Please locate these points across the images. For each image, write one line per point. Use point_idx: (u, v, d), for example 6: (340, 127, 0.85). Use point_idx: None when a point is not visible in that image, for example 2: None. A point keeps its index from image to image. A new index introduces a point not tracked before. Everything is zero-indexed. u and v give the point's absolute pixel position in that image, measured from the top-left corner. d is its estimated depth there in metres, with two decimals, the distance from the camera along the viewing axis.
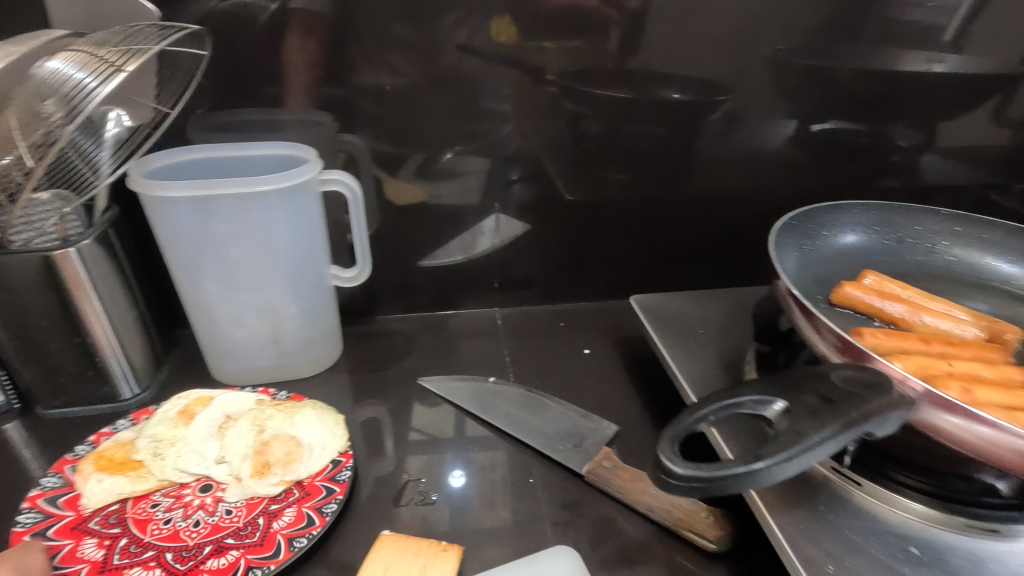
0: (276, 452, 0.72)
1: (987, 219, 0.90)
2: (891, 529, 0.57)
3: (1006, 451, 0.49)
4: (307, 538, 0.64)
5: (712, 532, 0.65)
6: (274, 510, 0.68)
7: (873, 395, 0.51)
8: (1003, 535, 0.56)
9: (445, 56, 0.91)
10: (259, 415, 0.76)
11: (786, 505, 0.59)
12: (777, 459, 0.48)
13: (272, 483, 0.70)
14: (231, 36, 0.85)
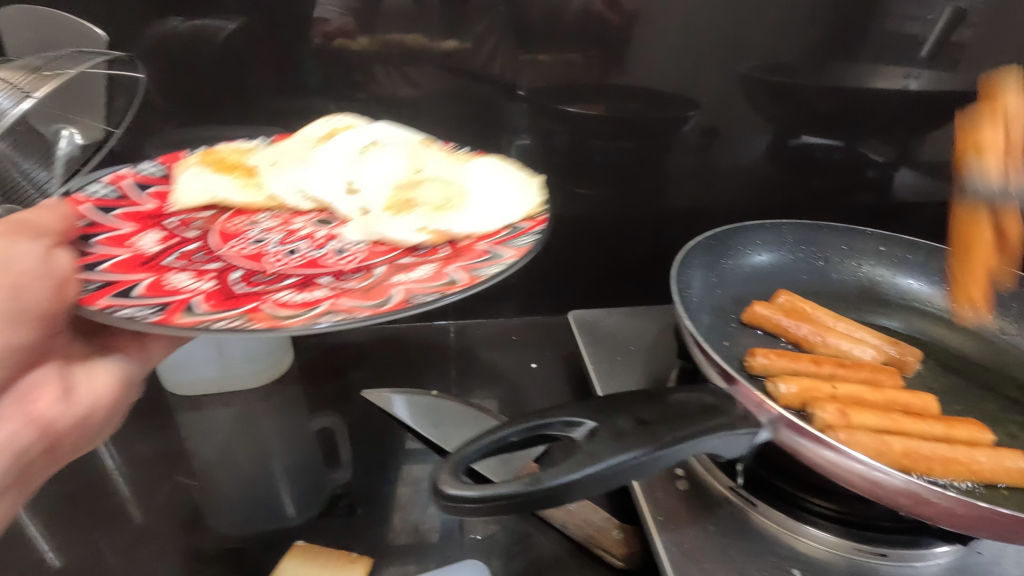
0: (429, 198, 0.73)
1: (909, 240, 0.95)
2: (779, 551, 0.57)
3: (850, 476, 0.52)
4: (432, 295, 0.54)
5: (620, 549, 0.67)
6: (406, 270, 0.62)
7: (708, 417, 0.54)
8: (892, 558, 0.57)
9: (422, 73, 0.98)
10: (415, 157, 0.80)
11: (679, 525, 0.59)
12: (553, 481, 0.46)
13: (415, 216, 0.70)
14: (228, 54, 0.94)
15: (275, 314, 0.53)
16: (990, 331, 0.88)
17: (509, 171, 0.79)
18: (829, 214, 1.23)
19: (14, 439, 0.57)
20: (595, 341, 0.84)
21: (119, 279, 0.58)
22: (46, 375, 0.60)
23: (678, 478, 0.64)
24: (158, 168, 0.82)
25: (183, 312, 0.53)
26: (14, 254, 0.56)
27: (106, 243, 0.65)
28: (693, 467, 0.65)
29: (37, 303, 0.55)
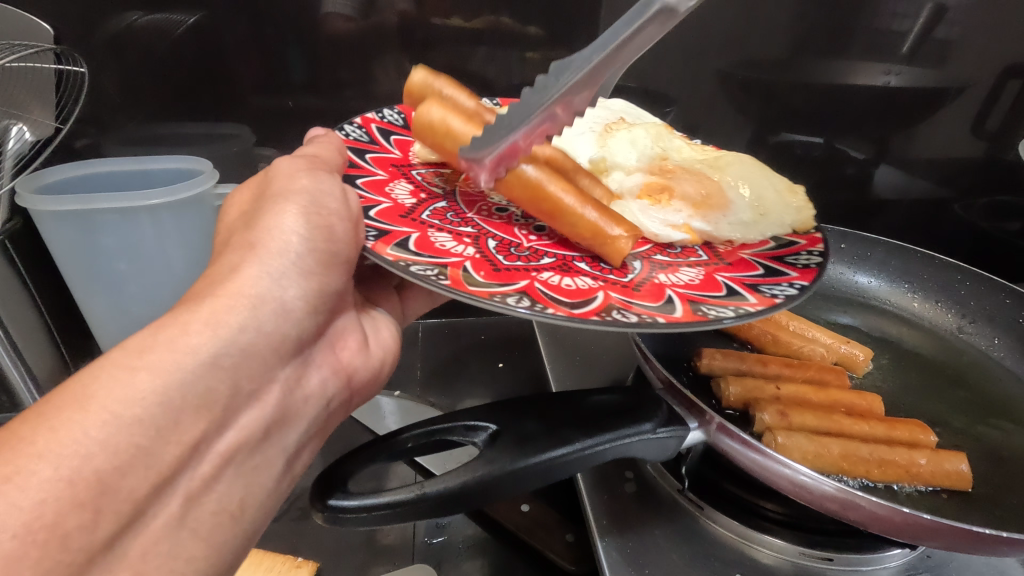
0: (688, 192, 0.75)
1: (871, 238, 0.96)
2: (723, 556, 0.57)
3: (777, 479, 0.52)
4: (722, 310, 0.52)
5: (569, 555, 0.64)
6: (673, 273, 0.62)
7: (626, 421, 0.55)
8: (838, 563, 0.56)
9: (408, 68, 1.04)
10: (661, 141, 0.85)
11: (619, 528, 0.59)
12: (436, 489, 0.49)
13: (674, 211, 0.74)
14: (233, 51, 1.00)
15: (556, 298, 0.51)
16: (948, 328, 0.89)
17: (770, 176, 0.81)
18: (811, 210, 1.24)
19: (325, 387, 0.57)
20: (556, 343, 0.90)
21: (391, 231, 0.58)
22: (347, 324, 0.62)
23: (627, 481, 0.64)
24: (399, 116, 0.83)
25: (466, 280, 0.51)
26: (323, 191, 0.57)
27: (367, 185, 0.66)
28: (644, 470, 0.65)
29: (341, 246, 0.55)
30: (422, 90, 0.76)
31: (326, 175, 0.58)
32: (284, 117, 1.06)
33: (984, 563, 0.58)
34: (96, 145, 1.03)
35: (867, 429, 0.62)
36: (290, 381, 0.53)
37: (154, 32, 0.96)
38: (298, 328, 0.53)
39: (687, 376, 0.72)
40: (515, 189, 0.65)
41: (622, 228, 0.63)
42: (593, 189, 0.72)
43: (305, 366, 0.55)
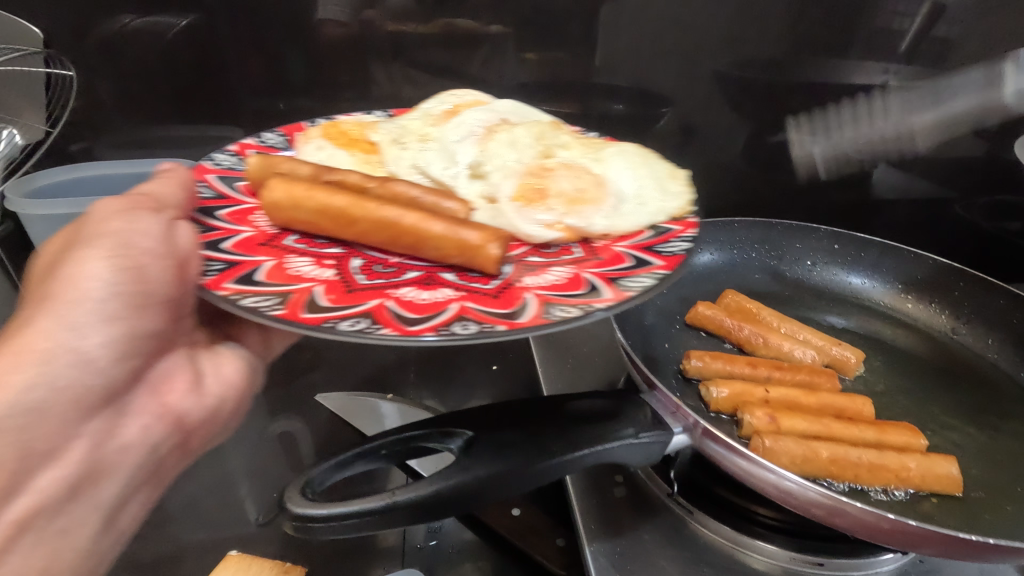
0: (565, 188, 0.72)
1: (865, 238, 0.96)
2: (712, 561, 0.57)
3: (761, 484, 0.52)
4: (570, 308, 0.48)
5: (560, 561, 0.64)
6: (540, 273, 0.57)
7: (611, 426, 0.54)
8: (828, 568, 0.56)
9: (399, 68, 1.03)
10: (544, 138, 0.80)
11: (608, 532, 0.59)
12: (406, 497, 0.48)
13: (548, 211, 0.70)
14: (226, 52, 0.99)
15: (402, 317, 0.47)
16: (942, 328, 0.88)
17: (651, 162, 0.81)
18: (808, 210, 1.23)
19: (148, 434, 0.53)
20: (550, 343, 0.89)
21: (242, 261, 0.53)
22: (177, 363, 0.57)
23: (616, 485, 0.64)
24: (281, 138, 0.78)
25: (306, 306, 0.47)
26: (132, 231, 0.52)
27: (229, 216, 0.60)
28: (634, 474, 0.65)
29: (156, 286, 0.52)
30: (262, 174, 0.64)
31: (138, 213, 0.53)
32: (276, 118, 1.06)
33: (978, 569, 0.57)
34: (96, 148, 1.03)
35: (858, 436, 0.61)
36: (98, 435, 0.50)
37: (145, 34, 0.96)
38: (107, 378, 0.50)
39: (677, 379, 0.72)
40: (373, 237, 0.59)
41: (481, 235, 0.57)
42: (448, 208, 0.65)
43: (118, 416, 0.51)
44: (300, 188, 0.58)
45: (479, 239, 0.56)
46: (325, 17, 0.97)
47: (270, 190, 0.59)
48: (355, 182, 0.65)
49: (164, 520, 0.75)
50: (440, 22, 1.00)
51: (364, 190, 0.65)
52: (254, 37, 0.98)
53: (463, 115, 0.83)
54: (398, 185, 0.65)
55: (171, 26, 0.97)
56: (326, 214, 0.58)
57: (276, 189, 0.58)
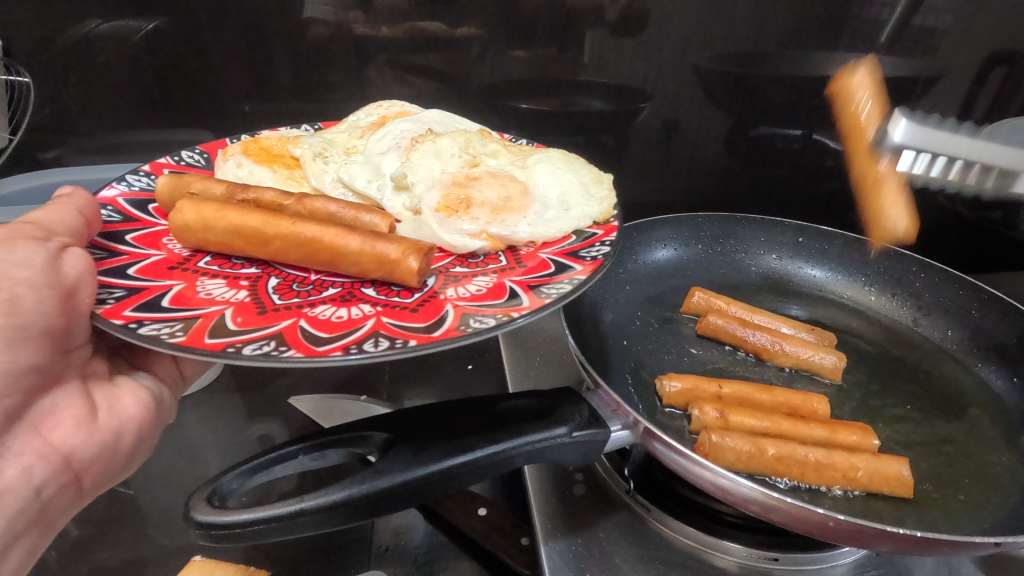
0: (489, 198, 0.73)
1: (829, 231, 0.98)
2: (668, 559, 0.57)
3: (696, 479, 0.53)
4: (485, 320, 0.53)
5: (523, 560, 0.63)
6: (463, 283, 0.62)
7: (548, 425, 0.54)
8: (784, 562, 0.56)
9: (373, 68, 1.02)
10: (471, 147, 0.80)
11: (565, 530, 0.59)
12: (315, 502, 0.48)
13: (473, 219, 0.71)
14: (199, 55, 0.98)
15: (312, 336, 0.50)
16: (904, 320, 0.88)
17: (576, 168, 0.82)
18: (786, 201, 1.23)
19: (30, 475, 0.56)
20: (519, 342, 0.89)
21: (146, 288, 0.56)
22: (67, 397, 0.59)
23: (576, 483, 0.64)
24: (201, 155, 0.84)
25: (210, 332, 0.49)
26: (10, 263, 0.55)
27: (136, 240, 0.64)
28: (594, 472, 0.66)
29: (32, 318, 0.55)
30: (172, 194, 0.69)
31: (20, 244, 0.56)
32: (250, 121, 1.06)
33: (936, 563, 0.57)
34: (67, 156, 1.05)
35: (806, 433, 0.62)
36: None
37: (116, 38, 0.96)
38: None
39: (631, 376, 0.73)
40: (294, 255, 0.62)
41: (399, 248, 0.59)
42: (368, 222, 0.67)
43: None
44: (207, 210, 0.62)
45: (397, 252, 0.59)
46: (298, 17, 0.96)
47: (181, 212, 0.63)
48: (272, 200, 0.69)
49: (141, 523, 0.75)
50: (414, 19, 0.98)
51: (282, 208, 0.68)
52: (226, 39, 0.97)
53: (390, 126, 0.84)
54: (316, 202, 0.68)
55: (142, 30, 0.96)
56: (249, 235, 0.62)
57: (184, 212, 0.63)
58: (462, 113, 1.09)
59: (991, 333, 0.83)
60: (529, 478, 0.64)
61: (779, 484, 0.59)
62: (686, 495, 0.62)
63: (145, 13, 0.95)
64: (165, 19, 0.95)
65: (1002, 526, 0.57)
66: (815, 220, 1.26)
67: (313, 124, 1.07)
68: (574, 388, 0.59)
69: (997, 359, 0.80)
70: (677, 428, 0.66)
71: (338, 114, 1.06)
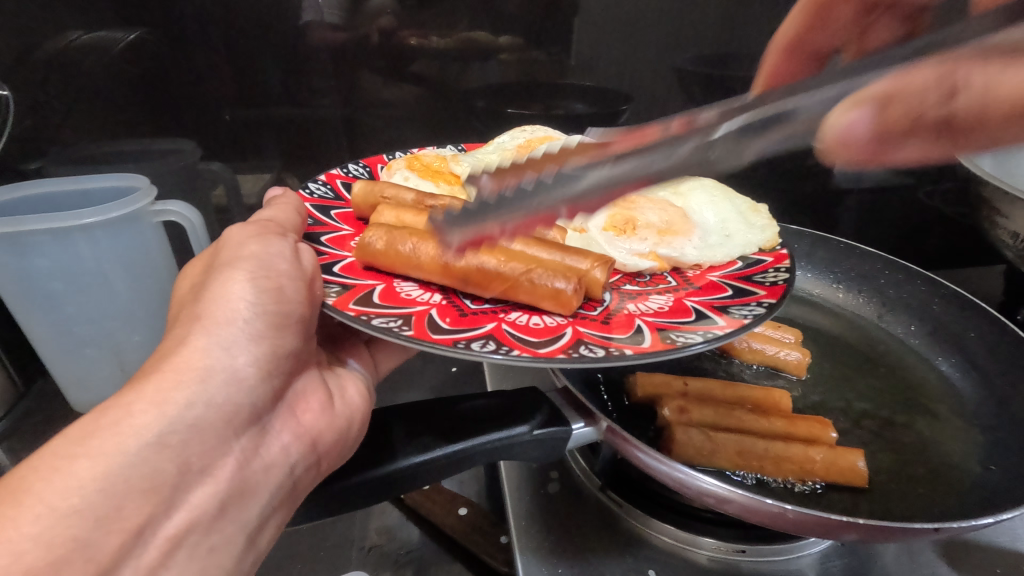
0: (653, 221, 0.83)
1: (798, 230, 1.00)
2: (639, 554, 0.59)
3: (655, 474, 0.55)
4: (686, 336, 0.57)
5: (502, 557, 0.65)
6: (641, 300, 0.68)
7: (505, 422, 0.56)
8: (751, 554, 0.59)
9: (359, 74, 1.03)
10: (641, 175, 0.89)
11: (539, 527, 0.61)
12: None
13: (641, 240, 0.80)
14: (184, 65, 0.99)
15: (523, 338, 0.56)
16: (870, 316, 0.90)
17: (732, 200, 0.93)
18: (767, 201, 1.25)
19: (288, 453, 0.55)
20: None
21: (355, 284, 0.64)
22: (310, 383, 0.61)
23: (551, 481, 0.66)
24: (364, 169, 0.89)
25: (431, 328, 0.56)
26: (270, 255, 0.58)
27: (330, 241, 0.71)
28: (569, 469, 0.67)
29: (293, 306, 0.57)
30: (365, 197, 0.77)
31: (273, 240, 0.60)
32: (233, 128, 1.07)
33: (898, 552, 0.60)
34: (49, 167, 1.04)
35: (767, 424, 0.65)
36: (245, 452, 0.52)
37: (100, 49, 0.97)
38: (253, 397, 0.53)
39: (602, 374, 0.74)
40: (473, 281, 0.61)
41: (587, 261, 0.65)
42: (549, 236, 0.73)
43: (262, 435, 0.54)
44: (398, 234, 0.65)
45: (585, 265, 0.64)
46: (283, 27, 0.97)
47: (382, 216, 0.73)
48: None
49: None
50: (397, 27, 0.99)
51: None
52: (210, 49, 0.98)
53: (544, 148, 0.91)
54: None
55: (124, 40, 0.96)
56: (432, 259, 0.63)
57: (373, 238, 0.66)
58: (448, 120, 1.10)
59: (950, 327, 0.84)
60: (505, 477, 0.66)
61: (741, 479, 0.62)
62: (659, 491, 0.63)
63: (128, 24, 0.95)
64: (147, 29, 0.96)
65: (955, 512, 0.59)
66: (795, 219, 1.28)
67: (297, 132, 1.08)
68: (536, 387, 0.60)
69: (955, 352, 0.82)
70: (643, 425, 0.68)
71: (323, 121, 1.08)
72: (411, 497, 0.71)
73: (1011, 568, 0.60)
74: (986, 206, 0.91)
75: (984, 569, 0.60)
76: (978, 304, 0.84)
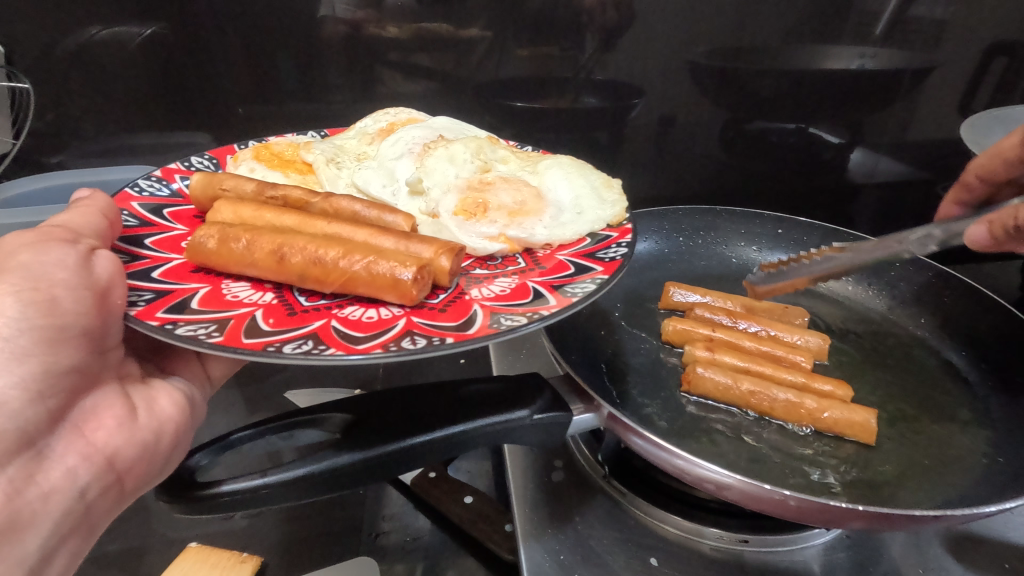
0: (505, 202, 0.73)
1: (806, 223, 0.99)
2: (641, 542, 0.59)
3: (657, 462, 0.55)
4: (515, 318, 0.52)
5: (508, 544, 0.66)
6: (486, 284, 0.62)
7: (501, 407, 0.56)
8: (753, 544, 0.59)
9: (372, 68, 1.04)
10: (482, 153, 0.81)
11: (543, 513, 0.61)
12: (276, 477, 0.51)
13: (491, 222, 0.71)
14: (197, 60, 1.01)
15: (347, 335, 0.50)
16: (880, 309, 0.90)
17: (586, 172, 0.81)
18: (781, 195, 1.24)
19: (74, 477, 0.54)
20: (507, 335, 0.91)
21: (174, 290, 0.56)
22: (108, 397, 0.57)
23: (555, 470, 0.66)
24: (210, 162, 0.82)
25: (246, 332, 0.49)
26: (45, 266, 0.53)
27: (156, 244, 0.63)
28: (574, 458, 0.67)
29: (69, 319, 0.52)
30: (206, 191, 0.70)
31: (52, 247, 0.54)
32: (248, 123, 1.08)
33: (905, 544, 0.60)
34: (69, 161, 1.08)
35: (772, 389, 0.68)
36: (14, 483, 0.50)
37: (117, 44, 0.99)
38: (20, 421, 0.51)
39: (605, 364, 0.75)
40: (310, 278, 0.56)
41: (431, 248, 0.60)
42: (391, 222, 0.68)
43: (38, 460, 0.52)
44: (231, 230, 0.59)
45: (430, 253, 0.59)
46: (297, 21, 0.98)
47: (219, 211, 0.67)
48: (300, 197, 0.71)
49: (143, 514, 0.76)
50: (410, 22, 1.00)
51: (309, 205, 0.71)
52: (224, 43, 1.00)
53: (400, 132, 0.86)
54: (341, 200, 0.70)
55: (140, 35, 0.98)
56: (266, 254, 0.57)
57: (204, 236, 0.59)
58: (459, 113, 1.11)
59: (963, 320, 0.84)
60: (509, 463, 0.67)
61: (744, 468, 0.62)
62: (664, 483, 0.63)
63: (144, 19, 0.97)
64: (162, 24, 0.98)
65: (960, 501, 0.59)
66: (809, 213, 1.27)
67: (310, 125, 1.09)
68: (537, 373, 0.60)
69: (966, 346, 0.81)
70: (648, 416, 0.68)
71: (336, 114, 1.08)
72: (418, 485, 0.72)
73: (1020, 562, 0.59)
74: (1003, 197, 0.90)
75: (992, 562, 0.59)
76: (992, 297, 0.83)
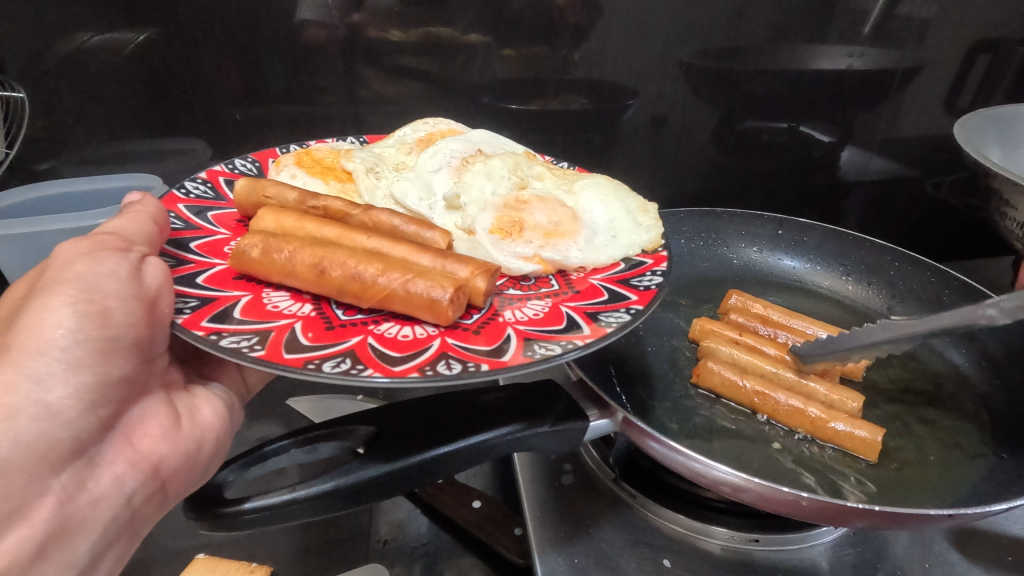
0: (541, 222, 0.74)
1: (806, 223, 1.01)
2: (653, 543, 0.60)
3: (676, 464, 0.55)
4: (548, 348, 0.52)
5: (519, 548, 0.66)
6: (520, 305, 0.62)
7: (524, 420, 0.56)
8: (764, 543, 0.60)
9: (363, 72, 1.03)
10: (519, 169, 0.80)
11: (555, 517, 0.62)
12: (306, 492, 0.52)
13: (525, 243, 0.72)
14: (193, 65, 1.00)
15: (384, 355, 0.50)
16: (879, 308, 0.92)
17: (623, 196, 0.81)
18: (774, 193, 1.25)
19: (121, 484, 0.54)
20: None
21: (217, 297, 0.55)
22: (154, 407, 0.57)
23: (565, 473, 0.67)
24: (253, 164, 0.82)
25: (286, 347, 0.49)
26: (99, 276, 0.52)
27: (201, 248, 0.63)
28: (582, 460, 0.68)
29: (122, 330, 0.52)
30: (249, 196, 0.70)
31: (104, 256, 0.53)
32: (238, 128, 1.07)
33: (911, 541, 0.61)
34: (62, 168, 1.06)
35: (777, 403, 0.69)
36: (67, 489, 0.51)
37: (109, 50, 0.97)
38: (74, 430, 0.51)
39: (614, 369, 0.75)
40: (349, 292, 0.56)
41: (468, 268, 0.60)
42: (429, 238, 0.68)
43: (89, 467, 0.52)
44: (274, 240, 0.59)
45: (466, 272, 0.60)
46: (288, 25, 0.98)
47: (262, 220, 0.67)
48: (340, 209, 0.71)
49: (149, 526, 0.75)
50: (402, 25, 1.00)
51: (348, 216, 0.70)
52: (214, 45, 0.99)
53: (439, 144, 0.85)
54: (380, 214, 0.70)
55: (134, 41, 0.97)
56: (306, 267, 0.57)
57: (248, 245, 0.59)
58: (451, 116, 1.11)
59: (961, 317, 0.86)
60: (518, 466, 0.67)
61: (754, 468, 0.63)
62: (674, 483, 0.64)
63: (137, 25, 0.96)
64: (155, 29, 0.97)
65: (960, 497, 0.61)
66: (800, 211, 1.28)
67: (303, 127, 1.08)
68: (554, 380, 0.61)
69: (966, 343, 0.83)
70: (658, 419, 0.69)
71: (328, 117, 1.08)
72: (426, 492, 0.72)
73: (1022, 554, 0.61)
74: (993, 197, 0.92)
75: (998, 557, 0.60)
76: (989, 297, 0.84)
